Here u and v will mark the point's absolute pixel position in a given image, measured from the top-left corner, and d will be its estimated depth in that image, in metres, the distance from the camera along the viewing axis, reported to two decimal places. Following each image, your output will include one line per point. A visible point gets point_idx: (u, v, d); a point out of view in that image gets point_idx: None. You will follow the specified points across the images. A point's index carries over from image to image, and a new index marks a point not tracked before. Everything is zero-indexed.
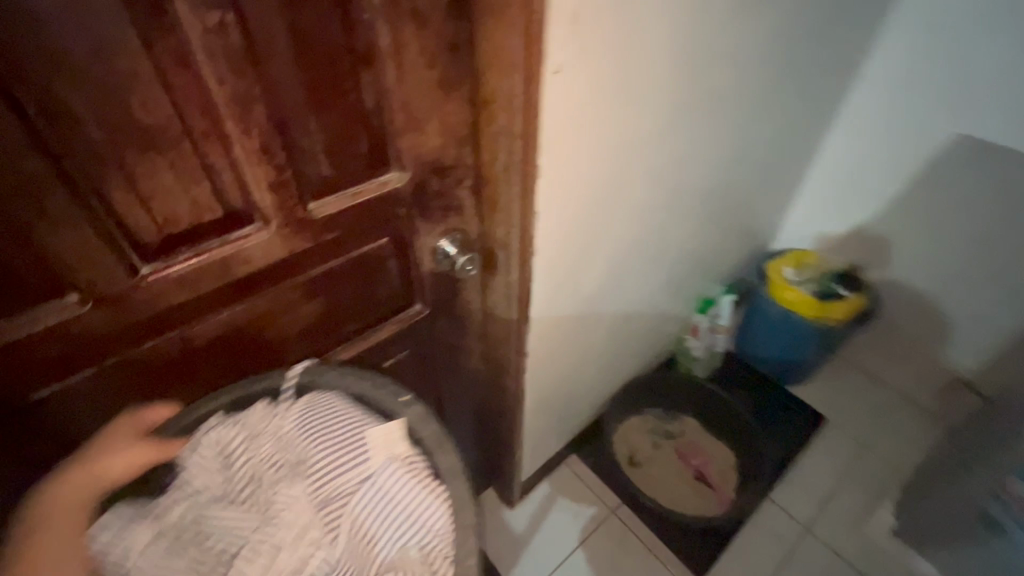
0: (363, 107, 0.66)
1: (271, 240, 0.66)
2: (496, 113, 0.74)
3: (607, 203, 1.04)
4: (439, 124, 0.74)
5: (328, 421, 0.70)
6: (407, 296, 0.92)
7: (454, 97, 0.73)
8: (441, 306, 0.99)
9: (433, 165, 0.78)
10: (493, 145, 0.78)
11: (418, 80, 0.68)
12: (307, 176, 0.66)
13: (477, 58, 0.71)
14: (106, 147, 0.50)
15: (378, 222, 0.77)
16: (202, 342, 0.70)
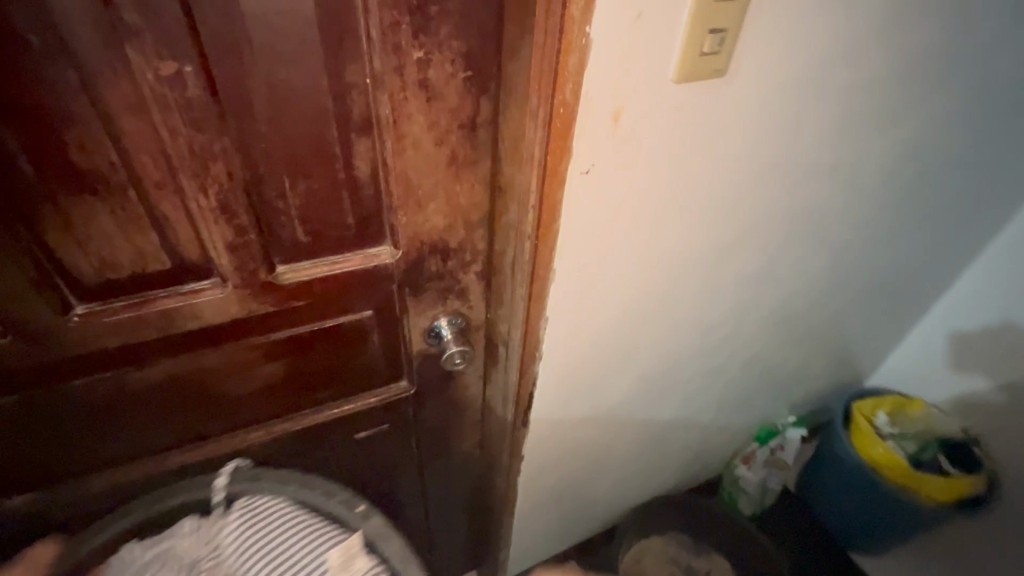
0: (355, 175, 0.58)
1: (226, 299, 0.60)
2: (511, 203, 0.63)
3: (648, 315, 0.88)
4: (445, 204, 0.65)
5: (263, 532, 0.66)
6: (392, 371, 0.83)
7: (466, 178, 0.63)
8: (432, 387, 0.88)
9: (435, 245, 0.68)
10: (507, 237, 0.67)
11: (423, 156, 0.59)
12: (279, 239, 0.59)
13: (499, 140, 0.61)
14: (41, 185, 0.46)
15: (361, 295, 0.69)
16: (144, 388, 0.64)
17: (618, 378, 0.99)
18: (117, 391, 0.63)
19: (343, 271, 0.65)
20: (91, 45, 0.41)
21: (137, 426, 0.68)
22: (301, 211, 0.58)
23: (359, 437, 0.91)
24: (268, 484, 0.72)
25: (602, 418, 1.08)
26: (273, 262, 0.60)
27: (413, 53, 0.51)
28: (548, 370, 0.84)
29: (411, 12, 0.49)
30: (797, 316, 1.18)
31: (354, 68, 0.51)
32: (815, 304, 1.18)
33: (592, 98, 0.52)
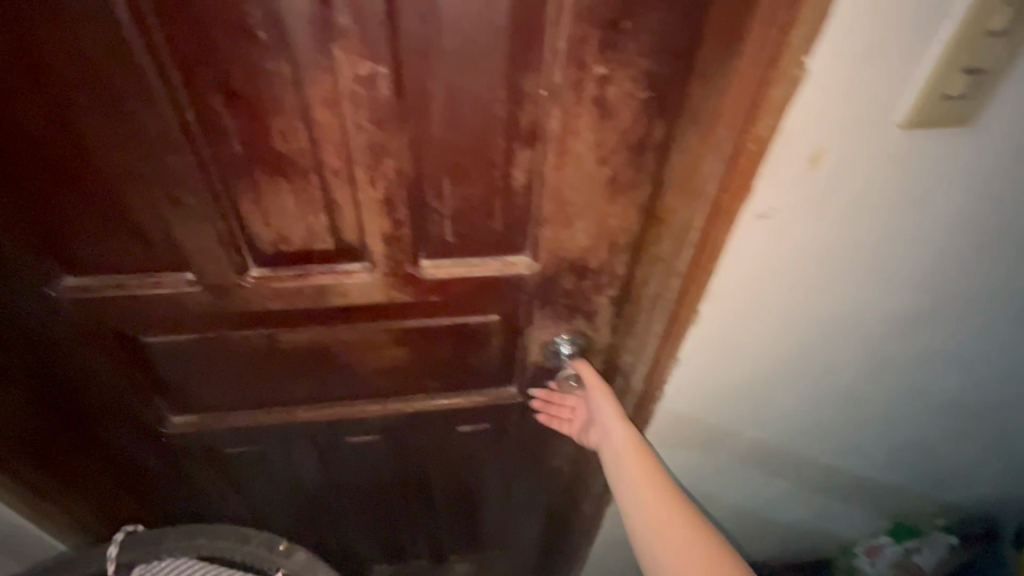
0: (511, 184, 0.58)
1: (373, 283, 0.63)
2: (665, 235, 0.58)
3: (792, 381, 0.77)
4: (594, 224, 0.62)
5: None
6: (505, 376, 0.82)
7: (621, 201, 0.59)
8: (539, 399, 0.86)
9: (572, 263, 0.66)
10: (652, 267, 0.63)
11: (582, 173, 0.56)
12: (428, 235, 0.60)
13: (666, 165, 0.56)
14: (243, 161, 0.51)
15: (491, 299, 0.69)
16: (290, 349, 0.70)
17: (739, 441, 0.88)
18: (268, 348, 0.69)
19: (480, 273, 0.65)
20: (305, 42, 0.44)
21: (277, 380, 0.74)
22: (454, 212, 0.59)
23: (460, 430, 0.92)
24: (170, 546, 0.81)
25: (710, 475, 0.97)
26: (419, 255, 0.62)
27: (595, 69, 0.49)
28: (663, 412, 0.78)
29: (603, 27, 0.46)
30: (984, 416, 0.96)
31: (533, 80, 0.50)
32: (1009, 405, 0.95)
33: (790, 139, 0.46)
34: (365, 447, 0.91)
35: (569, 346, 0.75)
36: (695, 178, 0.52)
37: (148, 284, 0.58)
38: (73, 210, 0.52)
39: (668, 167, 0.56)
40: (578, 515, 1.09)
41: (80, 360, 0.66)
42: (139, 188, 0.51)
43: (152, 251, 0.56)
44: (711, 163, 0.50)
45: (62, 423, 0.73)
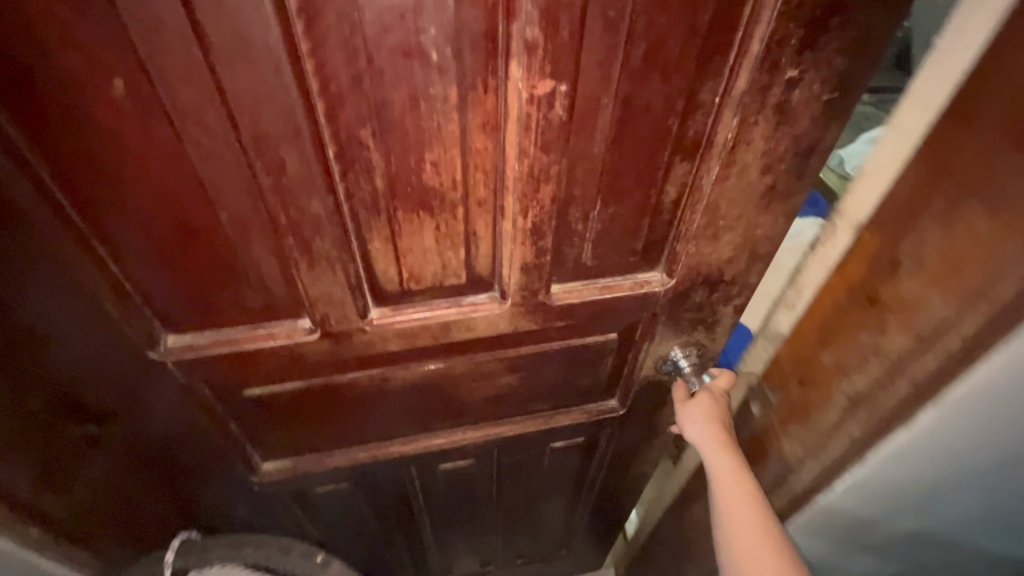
0: (662, 201, 0.52)
1: (501, 314, 0.57)
2: (891, 323, 0.51)
3: (1003, 509, 0.59)
4: (740, 235, 0.57)
5: None
6: (609, 390, 0.77)
7: (773, 209, 0.55)
8: (640, 411, 0.81)
9: (707, 276, 0.61)
10: (853, 354, 0.56)
11: (743, 184, 0.51)
12: (565, 260, 0.55)
13: (910, 244, 0.49)
14: (385, 199, 0.44)
15: (616, 318, 0.63)
16: (398, 385, 0.65)
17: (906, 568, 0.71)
18: (377, 387, 0.64)
19: (612, 294, 0.59)
20: (479, 61, 0.38)
21: (379, 415, 0.69)
22: (599, 234, 0.53)
23: (554, 446, 0.87)
24: (219, 554, 0.68)
25: None
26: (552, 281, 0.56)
27: (786, 72, 0.43)
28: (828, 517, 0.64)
29: (809, 24, 0.40)
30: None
31: (712, 87, 0.44)
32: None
33: None
34: (457, 472, 0.87)
35: (685, 360, 0.70)
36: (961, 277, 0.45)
37: (264, 332, 0.52)
38: (187, 264, 0.45)
39: (909, 247, 0.49)
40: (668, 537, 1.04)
41: (164, 400, 0.57)
42: (271, 238, 0.44)
43: (273, 300, 0.50)
44: (1004, 253, 0.41)
45: (156, 482, 0.68)
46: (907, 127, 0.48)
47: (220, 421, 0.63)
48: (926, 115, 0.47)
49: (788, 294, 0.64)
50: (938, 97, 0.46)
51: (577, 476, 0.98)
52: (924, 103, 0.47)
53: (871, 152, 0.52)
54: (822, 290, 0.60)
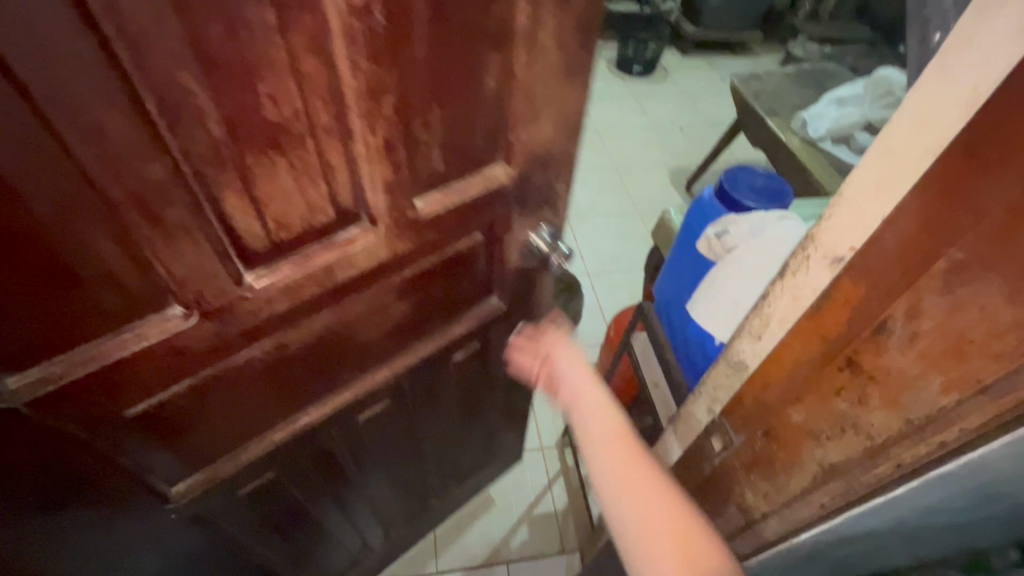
0: (487, 95, 0.57)
1: (377, 241, 0.59)
2: (873, 398, 0.45)
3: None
4: (554, 115, 0.65)
5: None
6: (487, 290, 0.85)
7: (577, 84, 0.64)
8: (519, 301, 0.90)
9: (539, 159, 0.69)
10: (829, 421, 0.50)
11: (548, 65, 0.59)
12: (420, 172, 0.58)
13: (907, 309, 0.40)
14: (227, 147, 0.42)
15: (477, 217, 0.69)
16: (295, 348, 0.63)
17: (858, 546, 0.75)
18: (272, 360, 0.62)
19: (468, 197, 0.65)
20: None
21: (283, 390, 0.67)
22: (441, 139, 0.57)
23: (457, 361, 0.92)
24: None
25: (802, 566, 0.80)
26: (415, 197, 0.60)
27: None
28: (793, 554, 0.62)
29: None
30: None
31: None
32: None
33: None
34: (377, 421, 0.88)
35: (548, 242, 0.79)
36: (965, 360, 0.38)
37: (130, 336, 0.47)
38: (8, 278, 0.39)
39: (905, 309, 0.41)
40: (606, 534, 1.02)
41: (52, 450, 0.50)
42: (108, 218, 0.41)
43: (130, 295, 0.45)
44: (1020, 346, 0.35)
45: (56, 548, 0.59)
46: (900, 148, 0.39)
47: (115, 472, 0.57)
48: (929, 138, 0.37)
49: (751, 323, 0.57)
50: (952, 120, 0.35)
51: (485, 389, 1.05)
52: (924, 120, 0.37)
53: (856, 167, 0.43)
54: (791, 330, 0.51)
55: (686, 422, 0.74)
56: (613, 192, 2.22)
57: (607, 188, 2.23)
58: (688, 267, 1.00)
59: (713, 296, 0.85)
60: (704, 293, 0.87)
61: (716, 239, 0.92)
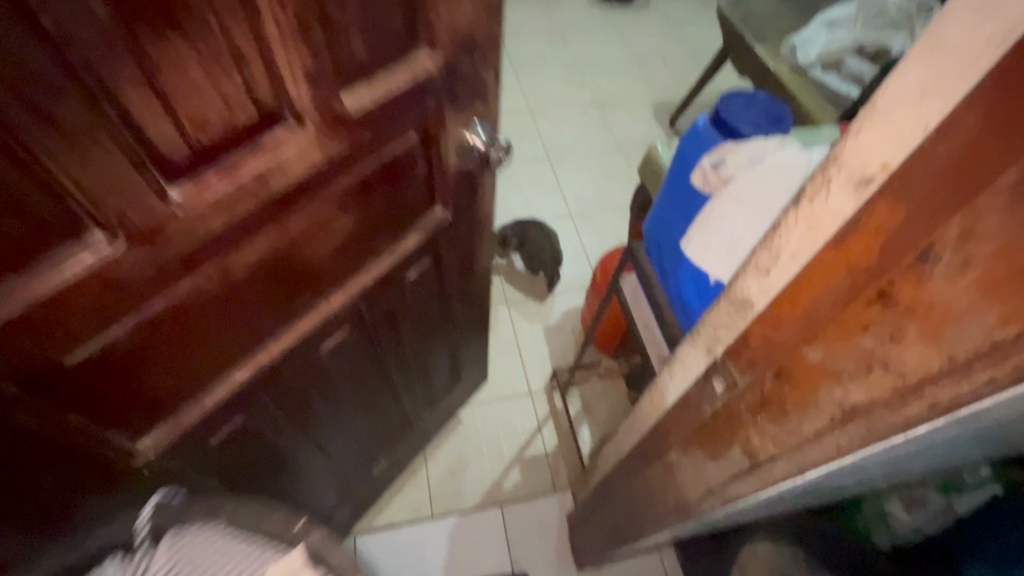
0: None
1: (309, 142, 0.57)
2: (910, 329, 0.37)
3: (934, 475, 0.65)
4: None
5: (201, 560, 0.68)
6: (429, 197, 0.83)
7: None
8: (463, 208, 0.90)
9: (461, 45, 0.66)
10: (851, 360, 0.41)
11: None
12: (339, 62, 0.55)
13: (956, 231, 0.32)
14: (119, 33, 0.39)
15: (407, 114, 0.67)
16: (242, 274, 0.61)
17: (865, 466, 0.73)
18: (223, 287, 0.60)
19: (393, 91, 0.62)
20: None
21: (238, 323, 0.65)
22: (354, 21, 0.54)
23: (410, 280, 0.91)
24: (199, 514, 0.73)
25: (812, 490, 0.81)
26: (338, 91, 0.57)
27: None
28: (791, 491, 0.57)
29: None
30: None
31: None
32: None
33: None
34: (341, 350, 0.87)
35: (485, 139, 0.78)
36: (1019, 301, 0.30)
37: (49, 264, 0.45)
38: None
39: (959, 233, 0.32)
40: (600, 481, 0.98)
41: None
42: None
43: (37, 214, 0.43)
44: None
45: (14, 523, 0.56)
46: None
47: (74, 430, 0.55)
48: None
49: (759, 257, 0.47)
50: None
51: (441, 307, 1.05)
52: None
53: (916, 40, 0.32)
54: (808, 263, 0.42)
55: (686, 363, 0.61)
56: (586, 127, 2.04)
57: (577, 121, 2.05)
58: (680, 206, 0.70)
59: (709, 227, 0.61)
60: (696, 230, 0.63)
61: (712, 169, 0.63)
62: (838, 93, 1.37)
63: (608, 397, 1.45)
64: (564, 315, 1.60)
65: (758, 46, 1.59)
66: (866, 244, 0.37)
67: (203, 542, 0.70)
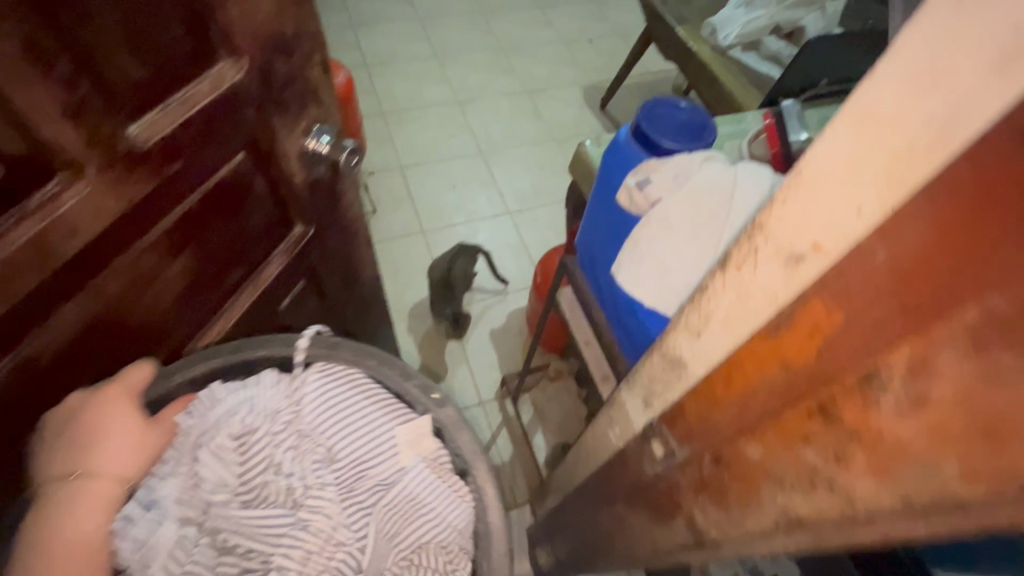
0: None
1: (97, 195, 0.47)
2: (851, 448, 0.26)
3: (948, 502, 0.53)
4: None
5: (344, 407, 0.71)
6: (284, 215, 0.71)
7: None
8: (331, 219, 0.78)
9: (277, 41, 0.55)
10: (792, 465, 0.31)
11: None
12: (105, 93, 0.45)
13: (903, 365, 0.23)
14: None
15: (225, 132, 0.56)
16: (58, 351, 0.53)
17: None
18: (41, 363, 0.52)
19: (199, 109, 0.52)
20: None
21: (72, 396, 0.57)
22: (105, 32, 0.43)
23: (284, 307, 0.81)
24: (347, 355, 0.75)
25: None
26: (122, 121, 0.46)
27: None
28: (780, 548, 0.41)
29: None
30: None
31: None
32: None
33: None
34: None
35: (331, 143, 0.65)
36: (986, 466, 0.21)
37: None
38: None
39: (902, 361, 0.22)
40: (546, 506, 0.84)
41: None
42: None
43: None
44: None
45: None
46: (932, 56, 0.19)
47: None
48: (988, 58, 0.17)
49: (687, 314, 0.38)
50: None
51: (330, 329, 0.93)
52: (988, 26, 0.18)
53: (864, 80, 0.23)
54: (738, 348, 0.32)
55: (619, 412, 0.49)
56: (516, 114, 1.92)
57: (509, 110, 1.92)
58: (608, 226, 0.59)
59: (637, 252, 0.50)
60: (628, 254, 0.50)
61: (637, 188, 0.51)
62: (762, 75, 1.34)
63: (560, 397, 1.22)
64: (508, 317, 1.42)
65: (683, 24, 1.48)
66: (801, 348, 0.27)
67: (340, 395, 0.71)
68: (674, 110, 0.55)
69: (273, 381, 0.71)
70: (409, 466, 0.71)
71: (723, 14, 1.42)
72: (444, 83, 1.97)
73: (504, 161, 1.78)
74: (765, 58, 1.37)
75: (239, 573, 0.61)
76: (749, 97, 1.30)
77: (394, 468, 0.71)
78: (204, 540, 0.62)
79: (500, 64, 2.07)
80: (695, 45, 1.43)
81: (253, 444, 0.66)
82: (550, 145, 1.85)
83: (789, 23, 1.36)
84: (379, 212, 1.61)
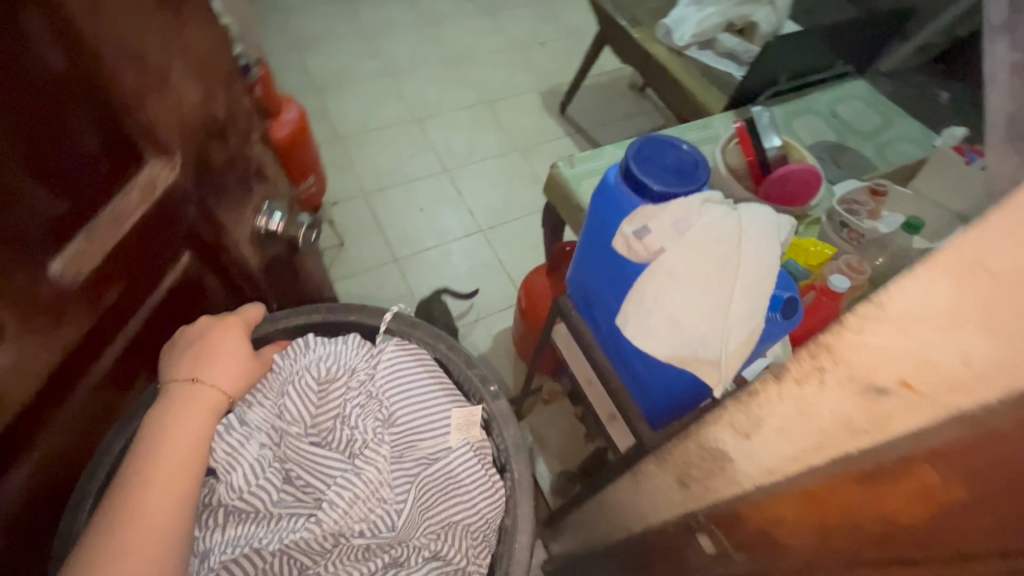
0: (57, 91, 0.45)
1: (37, 340, 0.48)
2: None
3: None
4: (191, 64, 0.54)
5: (410, 382, 0.79)
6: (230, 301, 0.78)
7: (191, 17, 0.53)
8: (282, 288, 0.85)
9: (208, 127, 0.60)
10: None
11: (130, 10, 0.46)
12: (32, 231, 0.46)
13: (1002, 556, 0.23)
14: None
15: (166, 239, 0.60)
16: (23, 499, 0.54)
17: None
18: (36, 492, 0.56)
19: (133, 221, 0.54)
20: None
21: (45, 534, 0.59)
22: (22, 180, 0.44)
23: None
24: (421, 334, 0.85)
25: None
26: (45, 259, 0.48)
27: None
28: None
29: None
30: (855, 152, 1.09)
31: None
32: (841, 132, 1.13)
33: None
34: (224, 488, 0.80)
35: (282, 221, 0.74)
36: None
37: None
38: None
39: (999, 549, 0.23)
40: (570, 546, 0.81)
41: None
42: None
43: None
44: None
45: None
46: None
47: None
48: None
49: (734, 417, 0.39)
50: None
51: None
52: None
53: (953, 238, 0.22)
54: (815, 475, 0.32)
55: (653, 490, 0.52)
56: (477, 127, 1.87)
57: (470, 123, 1.88)
58: (601, 271, 0.56)
59: (644, 310, 0.47)
60: (632, 305, 0.48)
61: (634, 239, 0.48)
62: (719, 72, 1.35)
63: (557, 418, 1.21)
64: (493, 338, 1.40)
65: (636, 26, 1.46)
66: (908, 510, 0.27)
67: (406, 368, 0.80)
68: (658, 147, 0.52)
69: (355, 344, 0.82)
70: (455, 447, 0.78)
71: (676, 11, 1.40)
72: (399, 101, 1.90)
73: (469, 177, 1.73)
74: (720, 56, 1.37)
75: (297, 500, 0.75)
76: (712, 97, 1.29)
77: (441, 446, 0.78)
78: (274, 465, 0.75)
79: (454, 76, 2.02)
80: (651, 47, 1.41)
81: (334, 391, 0.79)
82: (514, 155, 1.81)
83: (740, 18, 1.35)
84: (347, 244, 1.54)
